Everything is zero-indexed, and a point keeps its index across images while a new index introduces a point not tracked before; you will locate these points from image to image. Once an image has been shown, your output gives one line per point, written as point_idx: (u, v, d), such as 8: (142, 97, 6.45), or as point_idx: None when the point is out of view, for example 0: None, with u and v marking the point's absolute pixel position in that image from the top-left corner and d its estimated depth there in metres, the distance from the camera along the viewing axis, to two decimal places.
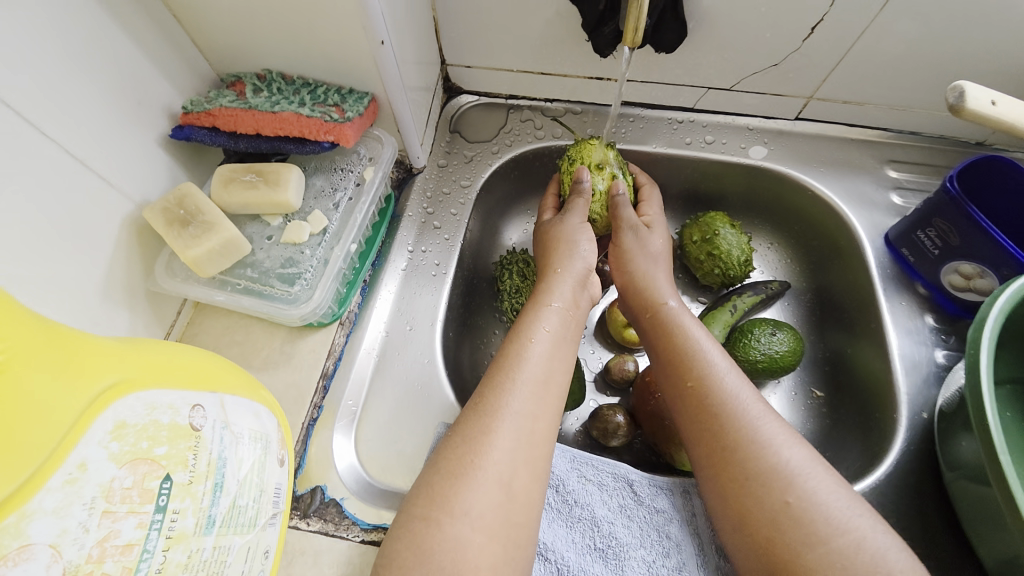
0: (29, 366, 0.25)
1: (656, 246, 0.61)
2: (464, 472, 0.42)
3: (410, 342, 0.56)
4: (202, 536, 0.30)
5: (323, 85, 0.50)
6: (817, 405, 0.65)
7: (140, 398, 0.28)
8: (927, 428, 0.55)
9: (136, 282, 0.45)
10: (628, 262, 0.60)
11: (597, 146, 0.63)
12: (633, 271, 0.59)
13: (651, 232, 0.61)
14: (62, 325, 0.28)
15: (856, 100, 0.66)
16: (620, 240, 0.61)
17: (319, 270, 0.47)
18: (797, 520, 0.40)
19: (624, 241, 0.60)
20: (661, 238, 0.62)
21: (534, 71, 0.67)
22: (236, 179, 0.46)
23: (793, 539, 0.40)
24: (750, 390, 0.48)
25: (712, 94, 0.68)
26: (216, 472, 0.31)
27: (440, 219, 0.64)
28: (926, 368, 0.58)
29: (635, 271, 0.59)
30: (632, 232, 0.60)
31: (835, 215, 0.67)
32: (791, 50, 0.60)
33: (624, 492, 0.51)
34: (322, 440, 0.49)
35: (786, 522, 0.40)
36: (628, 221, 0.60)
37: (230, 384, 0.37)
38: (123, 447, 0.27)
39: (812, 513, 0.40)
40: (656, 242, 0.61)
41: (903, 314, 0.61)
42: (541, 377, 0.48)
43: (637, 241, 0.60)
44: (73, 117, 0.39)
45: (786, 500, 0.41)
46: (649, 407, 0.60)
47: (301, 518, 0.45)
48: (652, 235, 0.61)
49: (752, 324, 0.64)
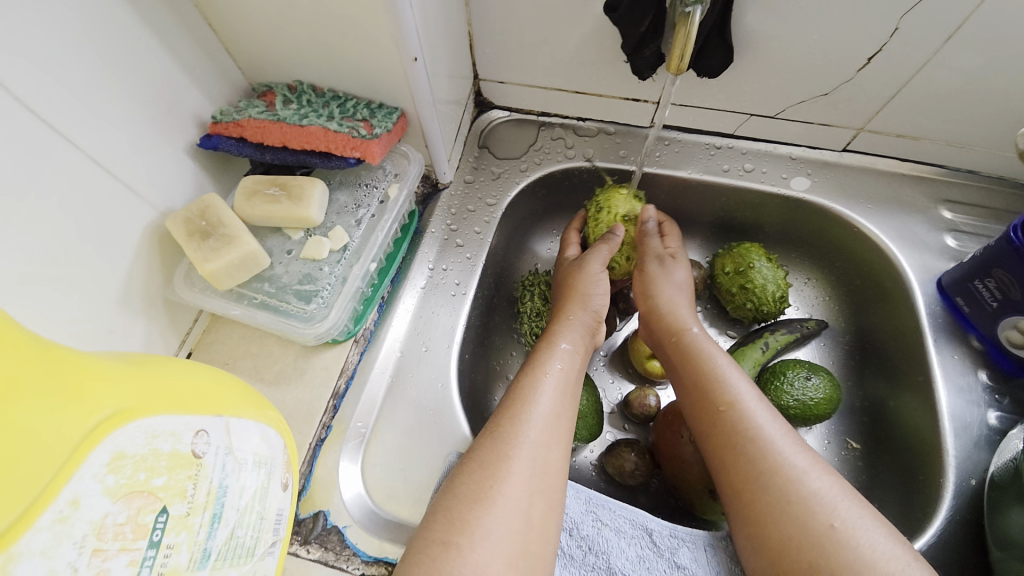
0: (23, 395, 0.24)
1: (680, 277, 0.59)
2: (484, 497, 0.41)
3: (426, 364, 0.54)
4: (196, 570, 0.29)
5: (353, 98, 0.50)
6: (852, 458, 0.61)
7: (141, 425, 0.27)
8: (977, 498, 0.50)
9: (154, 290, 0.44)
10: (652, 290, 0.58)
11: (625, 197, 0.62)
12: (658, 299, 0.57)
13: (676, 261, 0.59)
14: (60, 349, 0.27)
15: (911, 134, 0.62)
16: (645, 269, 0.59)
17: (336, 289, 0.45)
18: (842, 545, 0.39)
19: (649, 270, 0.59)
20: (687, 270, 0.60)
21: (568, 90, 0.65)
22: (260, 192, 0.45)
23: (839, 565, 0.38)
24: (777, 418, 0.47)
25: (754, 120, 0.65)
26: (215, 502, 0.30)
27: (463, 237, 0.62)
28: (977, 432, 0.53)
29: (659, 299, 0.58)
30: (658, 261, 0.59)
31: (882, 255, 0.63)
32: (843, 79, 0.56)
33: (643, 541, 0.48)
34: (329, 463, 0.47)
35: (831, 547, 0.39)
36: (655, 251, 0.59)
37: (237, 404, 0.35)
38: (120, 480, 0.25)
39: (856, 539, 0.39)
40: (679, 274, 0.59)
41: (955, 368, 0.56)
42: (553, 412, 0.47)
43: (661, 272, 0.59)
44: (102, 125, 0.38)
45: (831, 524, 0.40)
46: (669, 448, 0.57)
47: (301, 545, 0.44)
48: (677, 266, 0.59)
49: (786, 365, 0.60)
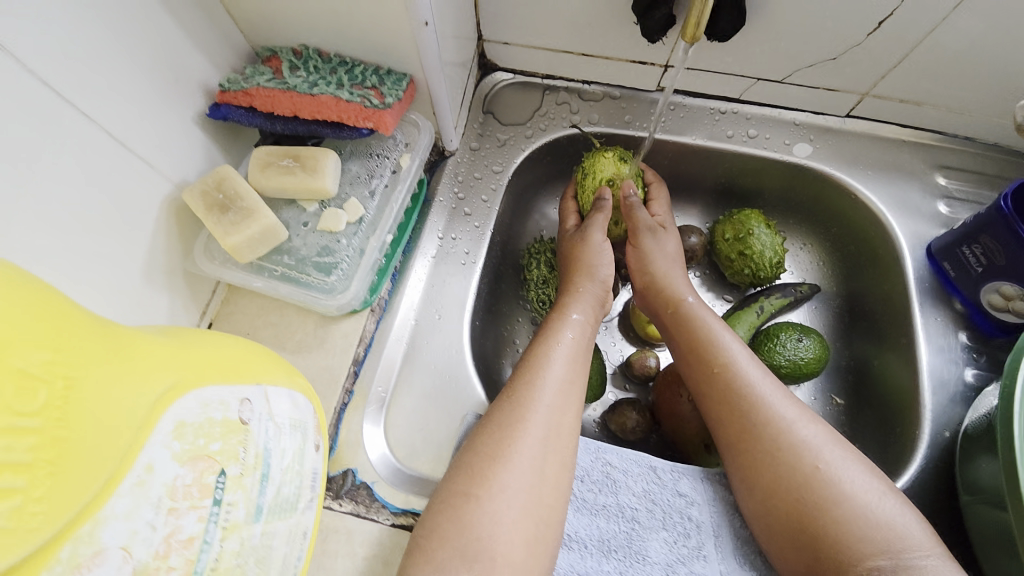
0: (96, 376, 0.25)
1: (671, 248, 0.61)
2: (502, 454, 0.44)
3: (439, 331, 0.56)
4: (251, 524, 0.31)
5: (361, 64, 0.49)
6: (836, 411, 0.65)
7: (195, 397, 0.29)
8: (950, 447, 0.55)
9: (175, 263, 0.45)
10: (648, 263, 0.60)
11: (611, 158, 0.62)
12: (654, 273, 0.59)
13: (666, 233, 0.62)
14: (115, 329, 0.28)
15: (913, 100, 0.62)
16: (639, 243, 0.60)
17: (355, 261, 0.46)
18: (826, 481, 0.44)
19: (642, 245, 0.60)
20: (676, 241, 0.62)
21: (575, 52, 0.64)
22: (273, 163, 0.45)
23: (820, 498, 0.44)
24: (767, 373, 0.51)
25: (761, 85, 0.65)
26: (262, 463, 0.32)
27: (471, 206, 0.63)
28: (954, 387, 0.57)
29: (655, 273, 0.60)
30: (650, 233, 0.60)
31: (878, 223, 0.65)
32: (852, 44, 0.56)
33: (648, 476, 0.51)
34: (353, 425, 0.50)
35: (816, 483, 0.44)
36: (645, 223, 0.60)
37: (270, 374, 0.37)
38: (184, 446, 0.27)
39: (838, 477, 0.44)
40: (670, 244, 0.61)
41: (936, 329, 0.60)
42: (566, 377, 0.50)
43: (654, 244, 0.60)
44: (112, 96, 0.38)
45: (816, 466, 0.45)
46: (668, 405, 0.61)
47: (334, 499, 0.47)
48: (667, 236, 0.61)
49: (779, 328, 0.64)
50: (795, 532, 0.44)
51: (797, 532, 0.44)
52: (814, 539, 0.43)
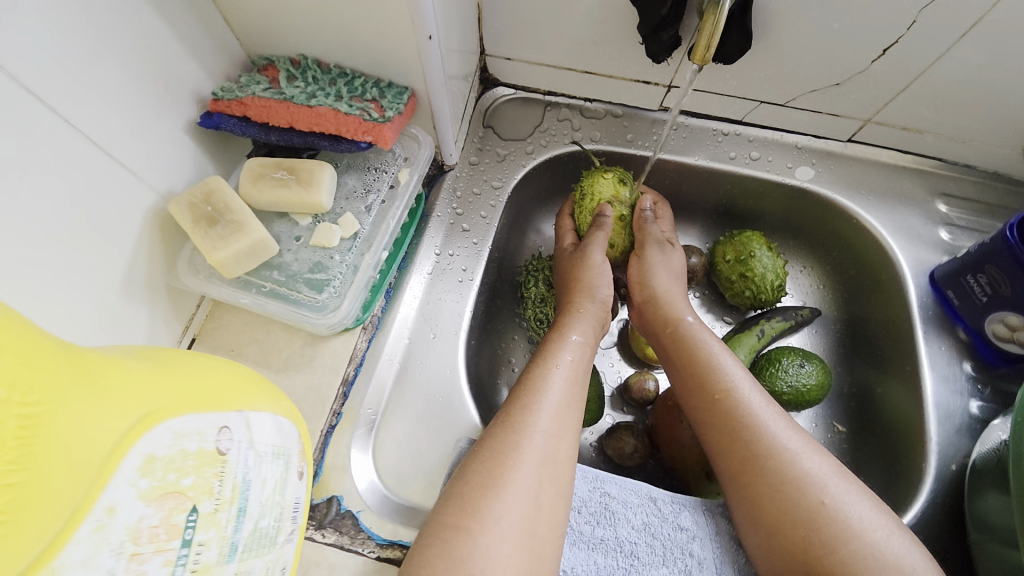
0: (53, 402, 0.23)
1: (675, 263, 0.60)
2: (495, 483, 0.42)
3: (433, 350, 0.54)
4: (224, 564, 0.29)
5: (361, 76, 0.47)
6: (838, 439, 0.64)
7: (169, 427, 0.27)
8: (957, 481, 0.53)
9: (157, 276, 0.42)
10: (650, 278, 0.59)
11: (611, 179, 0.61)
12: (656, 288, 0.58)
13: (674, 249, 0.60)
14: (79, 352, 0.26)
15: (915, 128, 0.62)
16: (644, 255, 0.59)
17: (349, 278, 0.44)
18: (833, 517, 0.42)
19: (648, 256, 0.59)
20: (682, 258, 0.61)
21: (578, 70, 0.64)
22: (267, 175, 0.43)
23: (826, 536, 0.42)
24: (770, 401, 0.49)
25: (764, 108, 0.64)
26: (239, 497, 0.30)
27: (469, 222, 0.61)
28: (960, 419, 0.56)
29: (657, 288, 0.58)
30: (658, 247, 0.59)
31: (880, 249, 0.64)
32: (857, 70, 0.56)
33: (648, 509, 0.49)
34: (340, 449, 0.48)
35: (822, 520, 0.42)
36: (655, 236, 0.60)
37: (254, 399, 0.35)
38: (152, 483, 0.25)
39: (845, 513, 0.42)
40: (674, 260, 0.60)
41: (941, 358, 0.59)
42: (563, 402, 0.48)
43: (660, 257, 0.59)
44: (97, 101, 0.36)
45: (822, 501, 0.43)
46: (667, 431, 0.59)
47: (316, 529, 0.44)
48: (674, 252, 0.60)
49: (781, 353, 0.63)
50: (801, 572, 0.42)
51: (803, 572, 0.42)
52: None
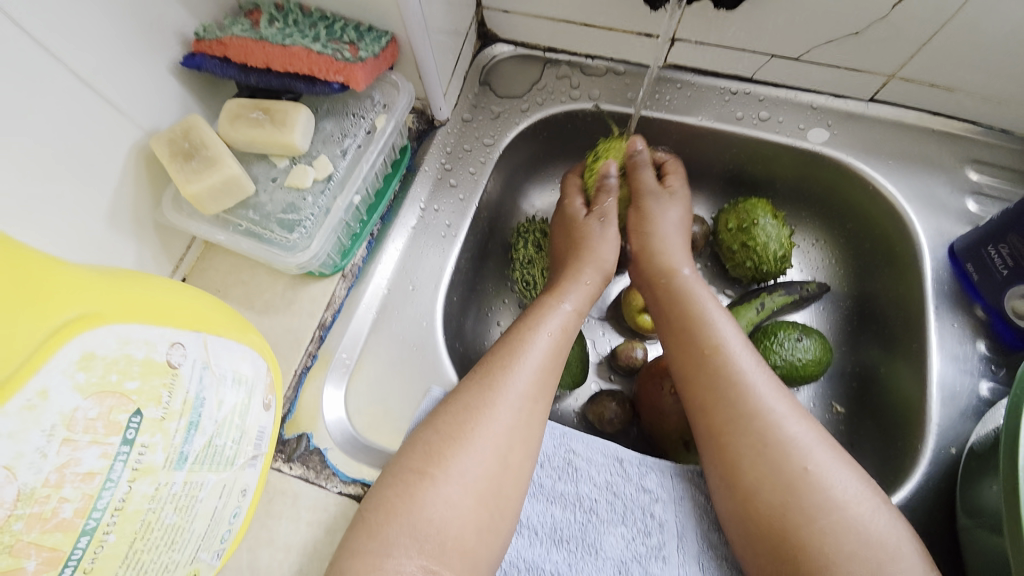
0: None
1: (673, 218, 0.57)
2: (462, 432, 0.42)
3: (412, 302, 0.55)
4: (172, 470, 0.31)
5: (341, 20, 0.47)
6: (835, 420, 0.61)
7: (112, 331, 0.28)
8: (954, 466, 0.50)
9: (143, 212, 0.44)
10: (649, 228, 0.56)
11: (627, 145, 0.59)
12: (651, 239, 0.56)
13: (671, 201, 0.57)
14: (24, 250, 0.28)
15: (945, 86, 0.56)
16: (641, 207, 0.57)
17: (320, 220, 0.46)
18: (815, 485, 0.40)
19: (646, 208, 0.57)
20: (683, 210, 0.58)
21: (576, 23, 0.61)
22: (244, 115, 0.45)
23: (806, 504, 0.40)
24: (760, 363, 0.47)
25: (775, 63, 0.60)
26: (191, 411, 0.32)
27: (457, 177, 0.61)
28: (965, 400, 0.52)
29: (652, 239, 0.56)
30: (654, 198, 0.57)
31: (897, 218, 0.60)
32: (878, 17, 0.51)
33: (612, 468, 0.48)
34: (313, 390, 0.49)
35: (804, 487, 0.40)
36: (649, 187, 0.57)
37: (219, 325, 0.36)
38: (90, 379, 0.27)
39: (828, 482, 0.40)
40: (675, 212, 0.57)
41: (952, 336, 0.54)
42: (543, 367, 0.47)
43: (658, 209, 0.57)
44: (78, 35, 0.37)
45: (804, 467, 0.41)
46: (649, 398, 0.58)
47: (285, 462, 0.46)
48: (673, 204, 0.57)
49: (778, 325, 0.59)
50: (775, 542, 0.40)
51: (777, 541, 0.40)
52: (797, 551, 0.39)
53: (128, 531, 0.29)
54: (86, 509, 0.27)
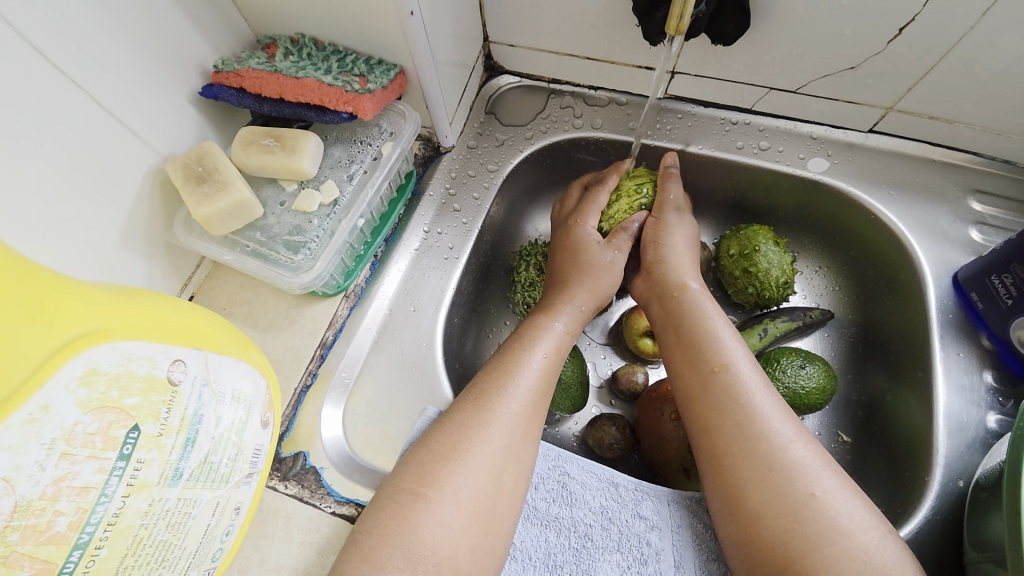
0: None
1: (686, 235, 0.57)
2: (456, 455, 0.42)
3: (412, 323, 0.56)
4: (166, 487, 0.31)
5: (353, 54, 0.50)
6: (842, 450, 0.60)
7: (116, 347, 0.29)
8: (962, 499, 0.49)
9: (156, 232, 0.46)
10: (665, 238, 0.56)
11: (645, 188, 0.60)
12: (665, 254, 0.56)
13: (684, 220, 0.58)
14: (36, 269, 0.29)
15: (944, 117, 0.57)
16: (662, 217, 0.57)
17: (324, 241, 0.47)
18: (820, 512, 0.39)
19: (666, 218, 0.57)
20: (695, 231, 0.58)
21: (578, 55, 0.63)
22: (255, 142, 0.47)
23: (812, 532, 0.38)
24: (767, 385, 0.46)
25: (774, 96, 0.61)
26: (189, 428, 0.32)
27: (461, 202, 0.63)
28: (973, 433, 0.51)
29: (665, 253, 0.56)
30: (676, 212, 0.58)
31: (899, 246, 0.59)
32: (872, 52, 0.52)
33: (607, 493, 0.48)
34: (312, 409, 0.50)
35: (809, 514, 0.39)
36: (674, 201, 0.58)
37: (220, 342, 0.37)
38: (92, 394, 0.28)
39: (834, 509, 0.39)
40: (687, 233, 0.57)
41: (958, 366, 0.54)
42: (536, 388, 0.47)
43: (677, 222, 0.57)
44: (103, 67, 0.40)
45: (811, 493, 0.40)
46: (649, 424, 0.57)
47: (279, 480, 0.46)
48: (686, 223, 0.58)
49: (781, 352, 0.59)
50: (777, 571, 0.39)
51: (779, 569, 0.39)
52: None
53: (119, 547, 0.29)
54: (80, 523, 0.27)
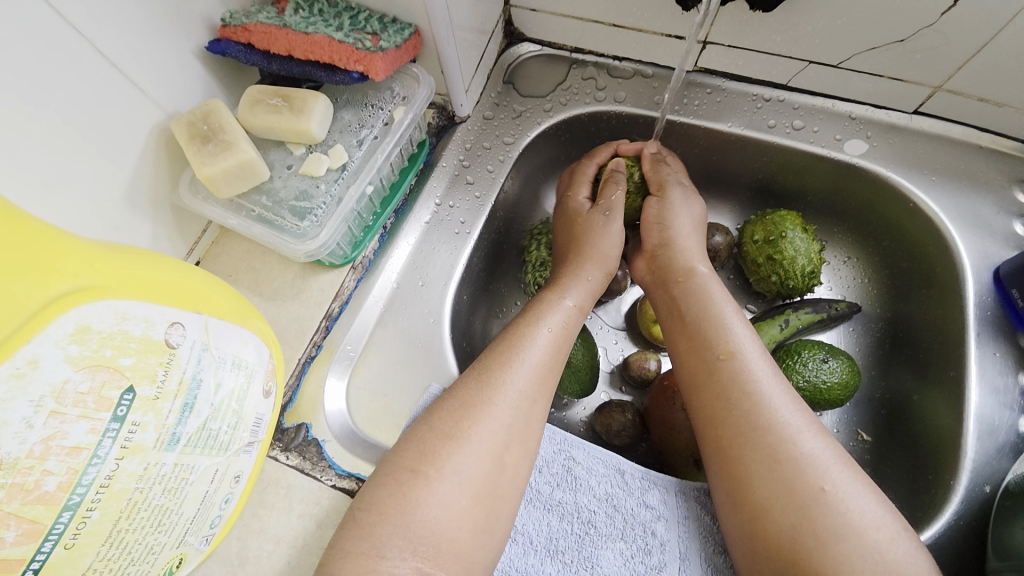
0: None
1: (693, 212, 0.55)
2: (459, 434, 0.40)
3: (420, 298, 0.54)
4: (162, 451, 0.30)
5: (366, 11, 0.47)
6: (861, 449, 0.57)
7: (110, 305, 0.28)
8: (987, 504, 0.47)
9: (161, 194, 0.45)
10: (669, 219, 0.54)
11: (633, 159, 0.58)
12: (671, 232, 0.53)
13: (693, 198, 0.55)
14: (27, 220, 0.27)
15: (995, 100, 0.53)
16: (665, 195, 0.55)
17: (331, 209, 0.46)
18: (830, 508, 0.37)
19: (669, 197, 0.55)
20: (702, 208, 0.56)
21: (604, 23, 0.59)
22: (263, 101, 0.45)
23: (820, 528, 0.37)
24: (777, 373, 0.44)
25: (813, 71, 0.57)
26: (187, 393, 0.31)
27: (475, 175, 0.60)
28: (1004, 437, 0.48)
29: (671, 232, 0.54)
30: (678, 189, 0.55)
31: (938, 237, 0.56)
32: (926, 24, 0.48)
33: (614, 480, 0.47)
34: (316, 380, 0.49)
35: (818, 509, 0.37)
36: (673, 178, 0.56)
37: (221, 307, 0.36)
38: (84, 352, 0.27)
39: (846, 504, 0.37)
40: (694, 211, 0.55)
41: (993, 366, 0.51)
42: (543, 365, 0.45)
43: (683, 200, 0.55)
44: (107, 17, 0.38)
45: (821, 487, 0.38)
46: (660, 412, 0.55)
47: (281, 450, 0.46)
48: (694, 200, 0.55)
49: (803, 345, 0.56)
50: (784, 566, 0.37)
51: (786, 564, 0.37)
52: None
53: (112, 510, 0.28)
54: (70, 484, 0.26)
